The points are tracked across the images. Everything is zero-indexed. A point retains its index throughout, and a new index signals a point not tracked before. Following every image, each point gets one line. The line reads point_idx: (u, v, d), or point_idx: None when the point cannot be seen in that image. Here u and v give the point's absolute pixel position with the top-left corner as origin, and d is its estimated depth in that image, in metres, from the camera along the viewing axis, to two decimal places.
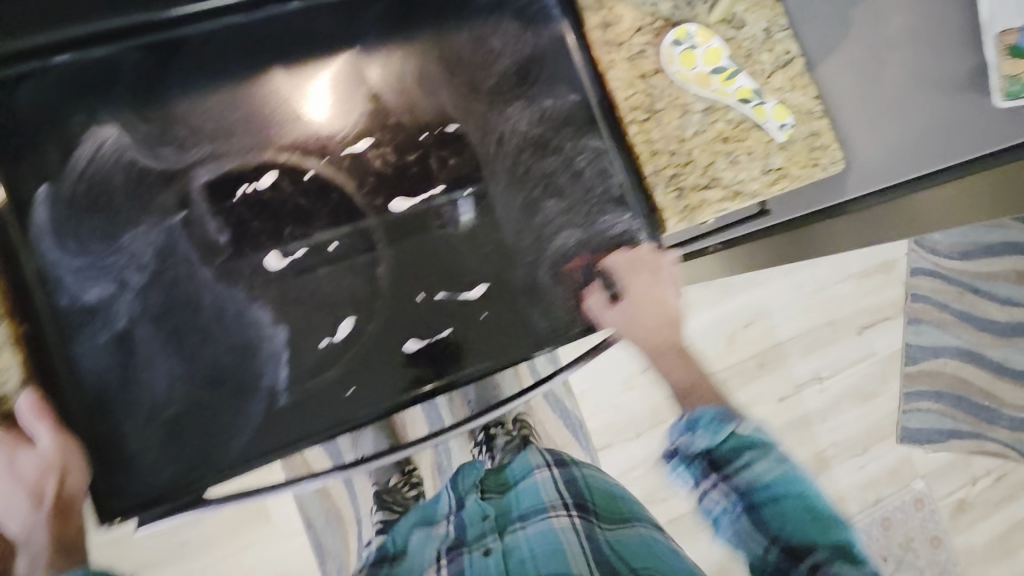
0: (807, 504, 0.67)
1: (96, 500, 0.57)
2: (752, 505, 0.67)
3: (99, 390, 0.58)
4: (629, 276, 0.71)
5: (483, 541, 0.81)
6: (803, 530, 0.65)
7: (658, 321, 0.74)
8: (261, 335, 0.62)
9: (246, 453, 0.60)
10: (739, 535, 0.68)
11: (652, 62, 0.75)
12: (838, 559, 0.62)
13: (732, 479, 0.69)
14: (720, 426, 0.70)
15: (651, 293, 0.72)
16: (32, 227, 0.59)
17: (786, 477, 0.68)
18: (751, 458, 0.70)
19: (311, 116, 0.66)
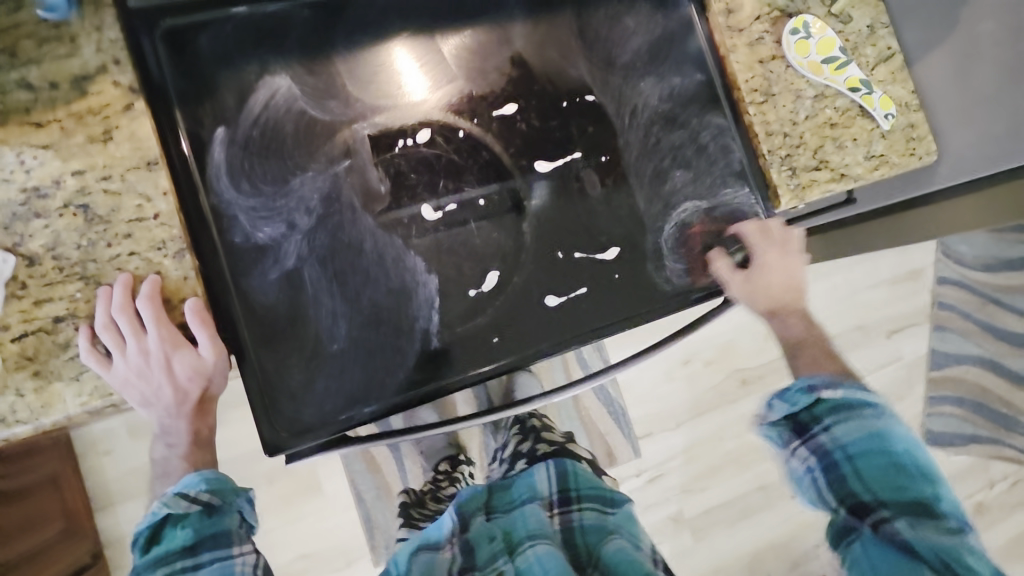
0: (892, 461, 0.65)
1: (268, 425, 0.61)
2: (832, 464, 0.66)
3: (271, 324, 0.62)
4: (760, 245, 0.75)
5: (495, 565, 0.77)
6: (886, 487, 0.64)
7: (783, 288, 0.76)
8: (416, 281, 0.66)
9: (404, 387, 0.65)
10: (825, 489, 0.67)
11: (770, 49, 0.79)
12: (909, 520, 0.62)
13: (816, 438, 0.68)
14: (805, 395, 0.69)
15: (780, 262, 0.75)
16: (210, 167, 0.62)
17: (875, 432, 0.66)
18: (833, 421, 0.68)
19: (416, 94, 0.68)
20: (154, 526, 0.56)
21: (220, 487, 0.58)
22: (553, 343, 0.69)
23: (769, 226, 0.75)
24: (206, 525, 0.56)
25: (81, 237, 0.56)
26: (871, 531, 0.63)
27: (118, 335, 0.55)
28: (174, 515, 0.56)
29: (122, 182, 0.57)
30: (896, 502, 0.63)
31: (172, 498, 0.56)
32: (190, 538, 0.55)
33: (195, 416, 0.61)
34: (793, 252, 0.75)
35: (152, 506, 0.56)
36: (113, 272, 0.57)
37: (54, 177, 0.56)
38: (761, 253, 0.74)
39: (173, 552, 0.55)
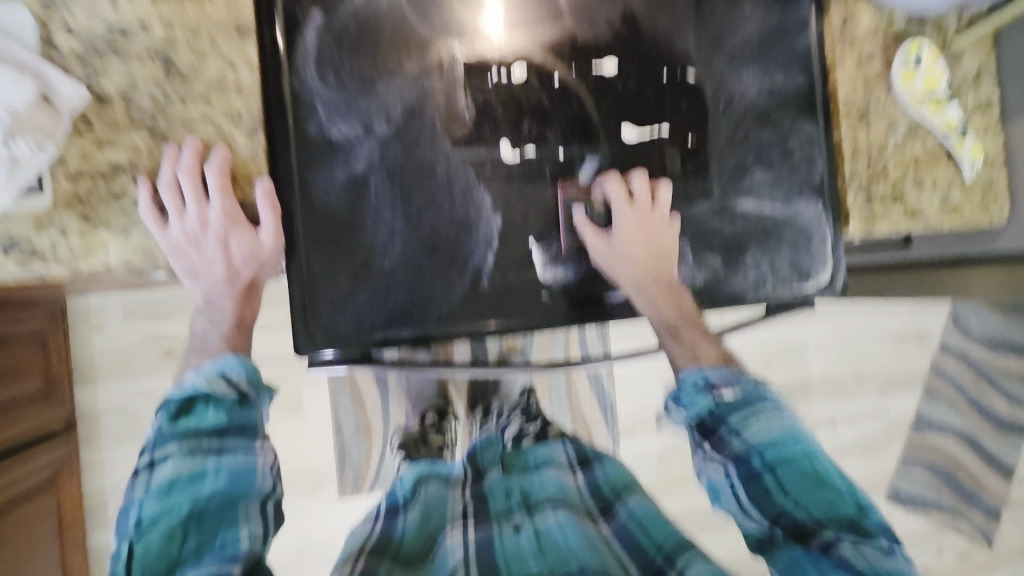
0: (812, 470, 0.66)
1: (304, 327, 0.60)
2: (752, 471, 0.65)
3: (328, 225, 0.60)
4: (622, 203, 0.67)
5: (512, 518, 0.83)
6: (814, 498, 0.65)
7: (648, 251, 0.67)
8: (479, 217, 0.63)
9: (446, 320, 0.63)
10: (754, 503, 0.65)
11: (877, 69, 0.76)
12: (843, 528, 0.63)
13: (727, 443, 0.67)
14: (702, 394, 0.68)
15: (639, 220, 0.67)
16: (298, 48, 0.58)
17: (780, 433, 0.67)
18: (741, 420, 0.67)
19: (494, 34, 0.64)
20: (186, 399, 0.55)
21: (256, 378, 0.57)
22: (596, 310, 0.69)
23: (659, 192, 0.68)
24: (237, 414, 0.55)
25: (156, 87, 0.53)
26: (813, 553, 0.61)
27: (180, 198, 0.52)
28: (209, 394, 0.54)
29: (209, 42, 0.54)
30: (831, 517, 0.64)
31: (213, 377, 0.54)
32: (221, 421, 0.55)
33: (244, 302, 0.57)
34: (660, 212, 0.68)
35: (189, 378, 0.55)
36: (181, 131, 0.54)
37: (141, 19, 0.53)
38: (621, 210, 0.67)
39: (201, 430, 0.54)
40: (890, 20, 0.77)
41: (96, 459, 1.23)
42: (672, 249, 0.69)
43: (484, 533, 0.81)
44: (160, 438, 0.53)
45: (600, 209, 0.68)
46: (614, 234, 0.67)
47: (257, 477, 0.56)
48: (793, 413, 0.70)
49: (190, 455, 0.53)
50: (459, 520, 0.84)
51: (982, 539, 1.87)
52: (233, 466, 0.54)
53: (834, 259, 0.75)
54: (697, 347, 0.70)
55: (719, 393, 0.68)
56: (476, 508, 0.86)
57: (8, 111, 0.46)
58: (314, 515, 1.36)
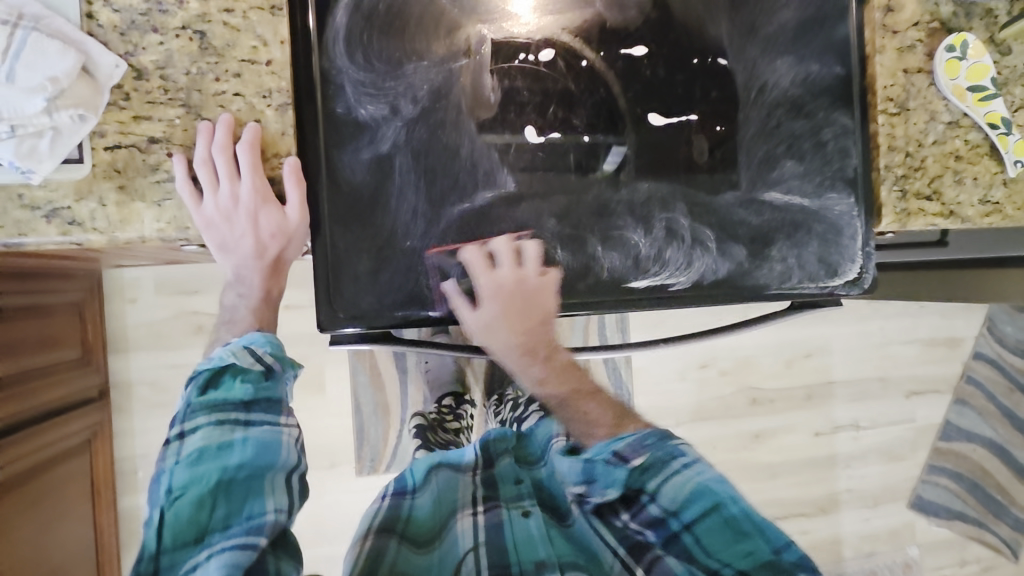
0: (724, 517, 0.69)
1: (328, 304, 0.60)
2: (674, 533, 0.70)
3: (352, 203, 0.60)
4: (483, 276, 0.64)
5: (521, 503, 0.84)
6: (732, 551, 0.68)
7: (525, 324, 0.69)
8: (501, 200, 0.64)
9: (466, 302, 0.64)
10: (682, 566, 0.68)
11: (918, 60, 0.74)
12: (757, 570, 0.66)
13: (646, 508, 0.73)
14: (613, 467, 0.71)
15: (513, 286, 0.65)
16: (329, 27, 0.59)
17: (693, 488, 0.70)
18: (659, 480, 0.71)
19: (521, 15, 0.63)
20: (215, 371, 0.56)
21: (281, 352, 0.58)
22: (614, 300, 0.67)
23: (523, 252, 0.64)
24: (262, 388, 0.57)
25: (191, 64, 0.54)
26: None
27: (213, 173, 0.53)
28: (236, 367, 0.56)
29: (244, 19, 0.56)
30: (750, 564, 0.66)
31: (239, 350, 0.56)
32: (247, 394, 0.56)
33: (271, 278, 0.57)
34: (528, 274, 0.65)
35: (216, 351, 0.57)
36: (214, 108, 0.55)
37: None
38: (484, 283, 0.64)
39: (229, 402, 0.55)
40: (934, 9, 0.75)
41: (127, 427, 1.28)
42: (550, 309, 0.67)
43: (494, 517, 0.82)
44: (190, 409, 0.55)
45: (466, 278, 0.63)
46: (479, 305, 0.65)
47: (283, 449, 0.57)
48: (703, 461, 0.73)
49: (218, 426, 0.55)
50: (470, 506, 0.85)
51: (1008, 553, 1.81)
52: (260, 438, 0.56)
53: (863, 257, 0.73)
54: (585, 411, 0.78)
55: (627, 457, 0.71)
56: (485, 494, 0.87)
57: (50, 79, 0.49)
58: (331, 492, 1.39)
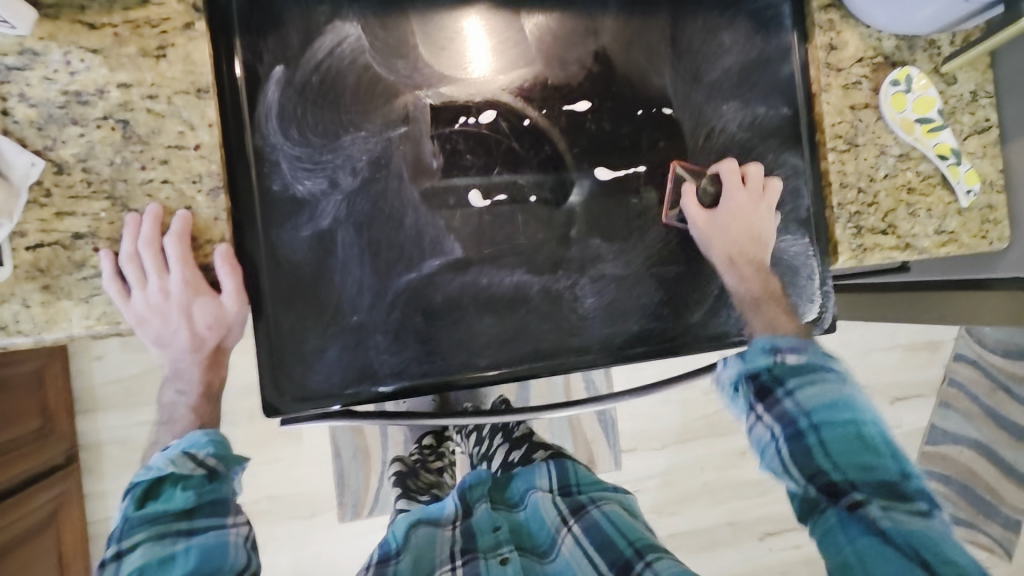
0: (858, 435, 0.59)
1: (273, 390, 0.58)
2: (801, 430, 0.59)
3: (294, 282, 0.59)
4: (728, 183, 0.68)
5: (499, 551, 0.83)
6: (856, 463, 0.58)
7: (745, 234, 0.68)
8: (450, 269, 0.62)
9: (421, 375, 0.61)
10: (792, 462, 0.59)
11: (864, 96, 0.75)
12: (882, 502, 0.56)
13: (779, 403, 0.61)
14: (764, 356, 0.62)
15: (750, 207, 0.68)
16: (261, 104, 0.58)
17: (836, 398, 0.60)
18: (797, 386, 0.61)
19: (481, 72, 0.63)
20: (153, 482, 0.54)
21: (224, 452, 0.56)
22: (572, 358, 0.65)
23: (749, 174, 0.69)
24: (207, 491, 0.55)
25: (115, 154, 0.53)
26: (841, 510, 0.56)
27: (141, 268, 0.51)
28: (176, 475, 0.54)
29: (168, 105, 0.54)
30: (875, 480, 0.57)
31: (178, 458, 0.54)
32: (189, 502, 0.54)
33: (211, 370, 0.55)
34: (761, 210, 0.68)
35: (154, 460, 0.54)
36: (142, 198, 0.53)
37: (99, 86, 0.52)
38: (731, 192, 0.68)
39: (169, 512, 0.54)
40: (877, 43, 0.75)
41: (98, 488, 1.25)
42: (765, 234, 0.68)
43: (472, 570, 0.79)
44: (127, 526, 0.53)
45: (710, 189, 0.69)
46: (716, 212, 0.68)
47: (230, 551, 0.55)
48: (860, 386, 0.63)
49: (159, 539, 0.53)
50: (448, 565, 0.81)
51: (1001, 553, 1.77)
52: (204, 545, 0.54)
53: (822, 296, 0.72)
54: (776, 320, 0.66)
55: (783, 355, 0.62)
56: (464, 547, 0.84)
57: None
58: (314, 540, 1.37)
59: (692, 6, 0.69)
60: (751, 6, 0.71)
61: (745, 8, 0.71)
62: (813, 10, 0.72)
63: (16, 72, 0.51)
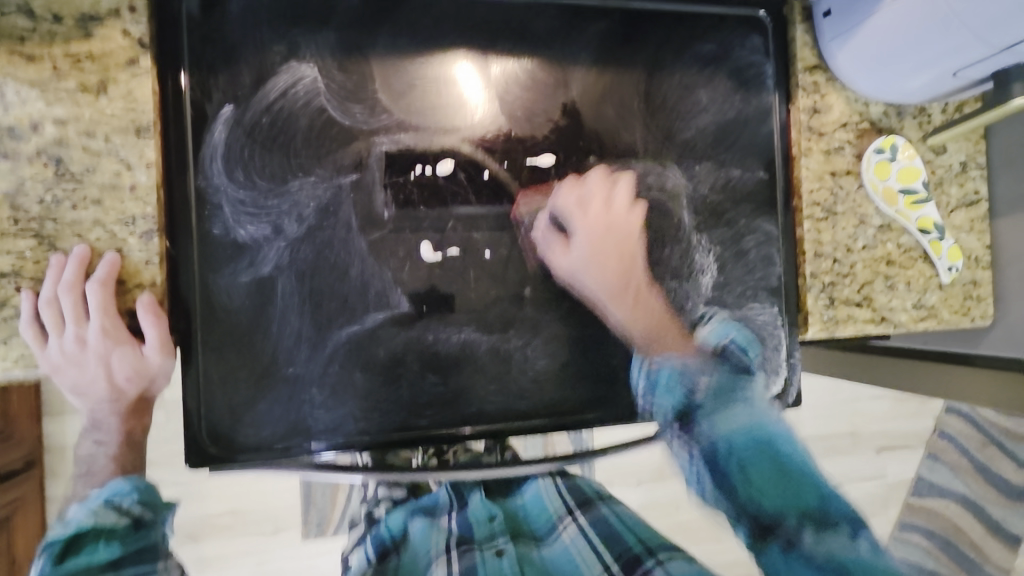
0: (779, 462, 0.54)
1: (199, 443, 0.56)
2: (719, 463, 0.55)
3: (228, 330, 0.56)
4: (580, 210, 0.64)
5: (495, 542, 0.76)
6: (781, 497, 0.52)
7: (619, 255, 0.65)
8: (393, 324, 0.60)
9: (355, 432, 0.59)
10: (716, 493, 0.55)
11: (846, 162, 0.72)
12: (811, 530, 0.50)
13: (695, 429, 0.57)
14: (676, 386, 0.60)
15: (606, 223, 0.65)
16: (205, 145, 0.56)
17: (749, 424, 0.56)
18: (705, 407, 0.58)
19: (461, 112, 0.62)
20: (72, 538, 0.50)
21: (151, 498, 0.53)
22: (516, 423, 0.63)
23: (618, 185, 0.65)
24: (133, 543, 0.51)
25: (46, 191, 0.51)
26: (782, 548, 0.50)
27: (60, 314, 0.50)
28: (99, 527, 0.50)
29: (105, 142, 0.52)
30: (798, 511, 0.51)
31: (99, 509, 0.50)
32: (115, 554, 0.50)
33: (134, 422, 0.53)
34: (619, 211, 0.65)
35: (72, 514, 0.50)
36: (70, 238, 0.51)
37: (33, 120, 0.51)
38: (575, 214, 0.64)
39: (93, 568, 0.49)
40: (863, 108, 0.72)
41: (59, 492, 1.24)
42: (635, 250, 0.66)
43: (468, 561, 0.72)
44: None
45: (562, 224, 0.64)
46: (575, 240, 0.64)
47: None
48: (770, 407, 0.59)
49: None
50: (442, 558, 0.73)
51: None
52: None
53: (788, 368, 0.69)
54: (678, 347, 0.63)
55: (697, 382, 0.59)
56: (459, 536, 0.77)
57: None
58: (275, 557, 1.34)
59: (670, 60, 0.67)
60: (732, 62, 0.69)
61: (725, 65, 0.68)
62: (798, 71, 0.69)
63: None
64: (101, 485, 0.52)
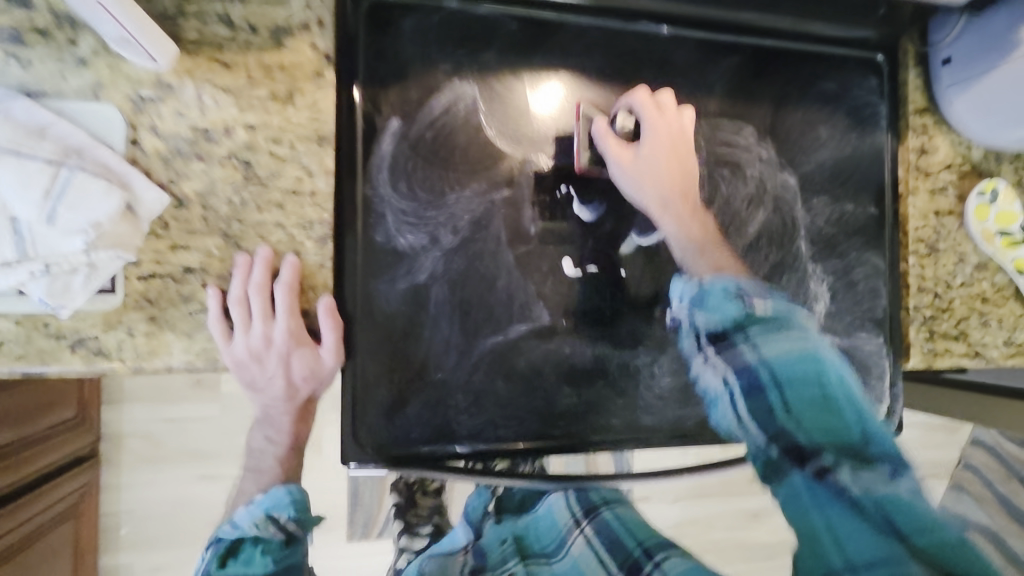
0: (824, 393, 0.48)
1: (355, 442, 0.58)
2: (758, 388, 0.48)
3: (386, 334, 0.59)
4: (651, 116, 0.62)
5: (506, 565, 0.78)
6: (818, 427, 0.47)
7: (676, 164, 0.63)
8: (534, 335, 0.62)
9: (495, 439, 0.62)
10: (752, 420, 0.48)
11: (949, 203, 0.75)
12: (843, 463, 0.45)
13: (739, 355, 0.50)
14: (716, 304, 0.52)
15: (671, 134, 0.62)
16: (374, 156, 0.58)
17: (800, 352, 0.49)
18: (757, 334, 0.50)
19: (602, 134, 0.65)
20: (236, 541, 0.56)
21: (304, 516, 0.58)
22: (639, 438, 0.65)
23: (682, 112, 0.64)
24: (284, 556, 0.57)
25: (234, 193, 0.53)
26: (809, 479, 0.45)
27: (247, 313, 0.52)
28: (258, 537, 0.56)
29: (291, 150, 0.55)
30: (834, 445, 0.46)
31: (262, 521, 0.56)
32: (267, 566, 0.56)
33: (299, 421, 0.56)
34: (685, 125, 0.63)
35: (238, 518, 0.56)
36: (254, 239, 0.54)
37: (226, 125, 0.53)
38: (648, 120, 0.62)
39: None
40: (966, 151, 0.75)
41: (115, 481, 1.24)
42: (692, 166, 0.64)
43: None
44: None
45: (629, 123, 0.63)
46: (637, 147, 0.62)
47: None
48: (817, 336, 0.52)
49: None
50: None
51: None
52: None
53: (890, 397, 0.73)
54: (721, 262, 0.59)
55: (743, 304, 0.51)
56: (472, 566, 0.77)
57: (93, 224, 0.47)
58: (321, 555, 1.35)
59: (795, 96, 0.70)
60: (851, 102, 0.72)
61: (844, 104, 0.72)
62: (908, 113, 0.73)
63: (149, 103, 0.51)
64: (265, 495, 0.57)
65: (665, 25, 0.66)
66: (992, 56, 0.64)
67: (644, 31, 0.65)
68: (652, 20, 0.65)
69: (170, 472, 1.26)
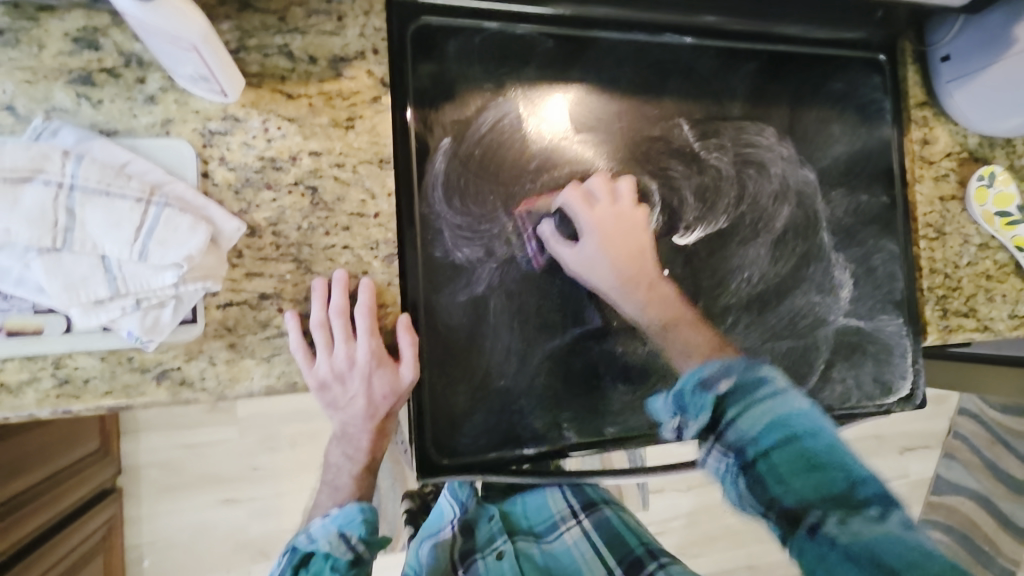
0: (805, 450, 0.48)
1: (427, 452, 0.60)
2: (746, 462, 0.49)
3: (450, 346, 0.61)
4: (585, 209, 0.64)
5: (495, 543, 0.75)
6: (806, 485, 0.47)
7: (627, 253, 0.65)
8: (589, 337, 0.65)
9: (559, 438, 0.64)
10: (749, 498, 0.49)
11: (953, 188, 0.80)
12: (838, 517, 0.46)
13: (723, 434, 0.51)
14: (699, 387, 0.52)
15: (616, 219, 0.64)
16: (428, 175, 0.60)
17: (776, 417, 0.50)
18: (737, 406, 0.51)
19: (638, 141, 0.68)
20: (309, 553, 0.59)
21: (372, 538, 0.60)
22: None
23: (620, 189, 0.65)
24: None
25: (303, 218, 0.55)
26: (807, 536, 0.46)
27: (329, 335, 0.53)
28: (330, 552, 0.59)
29: (353, 173, 0.57)
30: (823, 502, 0.47)
31: (334, 538, 0.59)
32: None
33: (377, 438, 0.58)
34: (628, 207, 0.65)
35: (314, 532, 0.60)
36: (324, 262, 0.56)
37: (292, 153, 0.55)
38: (583, 213, 0.64)
39: None
40: (963, 140, 0.81)
41: (137, 512, 1.22)
42: (646, 243, 0.66)
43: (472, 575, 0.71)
44: None
45: (569, 224, 0.64)
46: (581, 241, 0.64)
47: None
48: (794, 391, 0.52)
49: None
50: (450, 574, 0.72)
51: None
52: None
53: (913, 373, 0.77)
54: (689, 338, 0.63)
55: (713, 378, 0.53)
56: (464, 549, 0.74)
57: (186, 257, 0.47)
58: None
59: (808, 97, 0.75)
60: (858, 100, 0.77)
61: (852, 102, 0.77)
62: (910, 107, 0.79)
63: (217, 136, 0.53)
64: (339, 513, 0.60)
65: (688, 36, 0.69)
66: (986, 53, 0.70)
67: (669, 42, 0.69)
68: (676, 32, 0.69)
69: (193, 499, 1.24)
